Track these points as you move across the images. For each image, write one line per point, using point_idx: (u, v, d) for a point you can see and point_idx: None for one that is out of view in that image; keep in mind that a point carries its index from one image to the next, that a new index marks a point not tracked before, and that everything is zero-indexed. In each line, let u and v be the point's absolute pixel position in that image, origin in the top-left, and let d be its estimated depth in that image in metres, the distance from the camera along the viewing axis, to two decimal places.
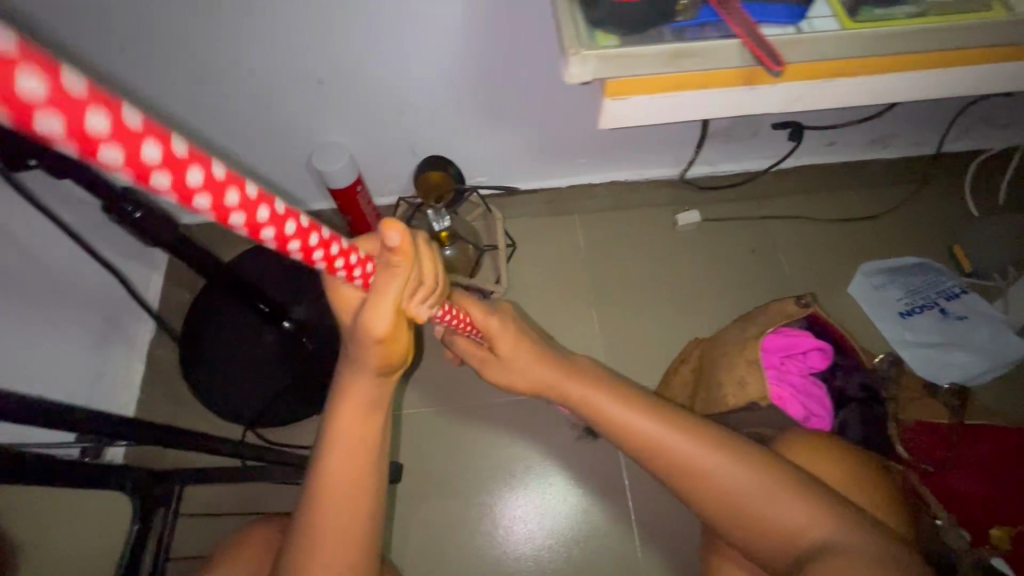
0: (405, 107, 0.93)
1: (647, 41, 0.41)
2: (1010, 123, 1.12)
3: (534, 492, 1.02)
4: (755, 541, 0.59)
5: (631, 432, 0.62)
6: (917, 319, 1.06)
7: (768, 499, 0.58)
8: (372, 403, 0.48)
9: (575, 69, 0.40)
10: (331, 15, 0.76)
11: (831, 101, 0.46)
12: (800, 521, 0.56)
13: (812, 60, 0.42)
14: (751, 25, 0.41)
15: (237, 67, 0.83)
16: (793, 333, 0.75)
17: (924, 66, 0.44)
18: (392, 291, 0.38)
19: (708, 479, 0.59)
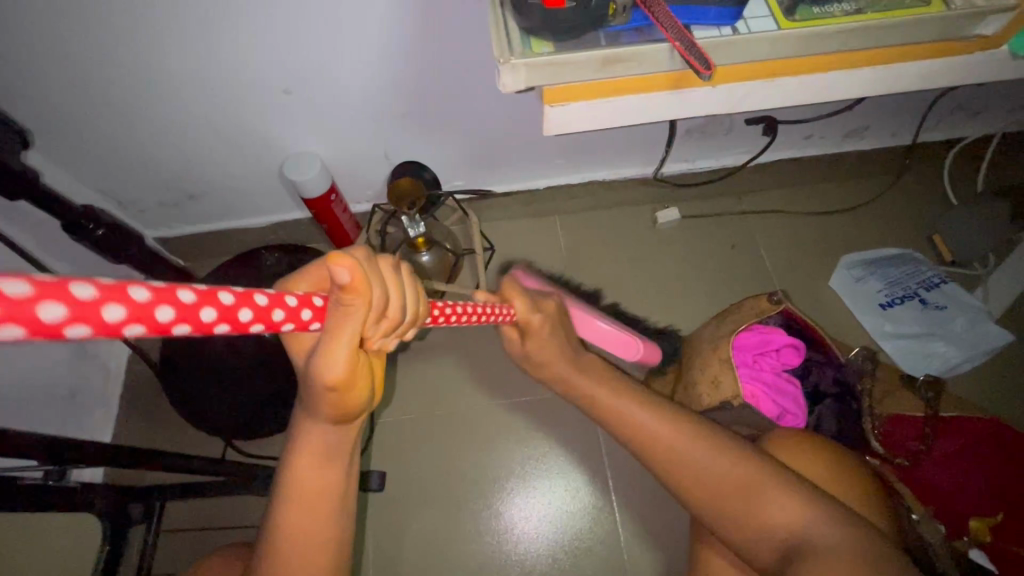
0: (374, 113, 0.93)
1: (578, 48, 0.40)
2: (985, 111, 1.11)
3: (521, 497, 1.02)
4: (740, 539, 0.57)
5: (624, 421, 0.64)
6: (897, 310, 1.06)
7: (751, 493, 0.57)
8: (332, 447, 0.46)
9: (508, 78, 0.40)
10: (292, 24, 0.75)
11: (772, 103, 0.47)
12: (781, 514, 0.55)
13: (742, 61, 0.43)
14: (683, 29, 0.38)
15: (203, 80, 0.83)
16: (765, 330, 0.74)
17: (858, 64, 0.44)
18: (352, 328, 0.37)
19: (690, 469, 0.59)
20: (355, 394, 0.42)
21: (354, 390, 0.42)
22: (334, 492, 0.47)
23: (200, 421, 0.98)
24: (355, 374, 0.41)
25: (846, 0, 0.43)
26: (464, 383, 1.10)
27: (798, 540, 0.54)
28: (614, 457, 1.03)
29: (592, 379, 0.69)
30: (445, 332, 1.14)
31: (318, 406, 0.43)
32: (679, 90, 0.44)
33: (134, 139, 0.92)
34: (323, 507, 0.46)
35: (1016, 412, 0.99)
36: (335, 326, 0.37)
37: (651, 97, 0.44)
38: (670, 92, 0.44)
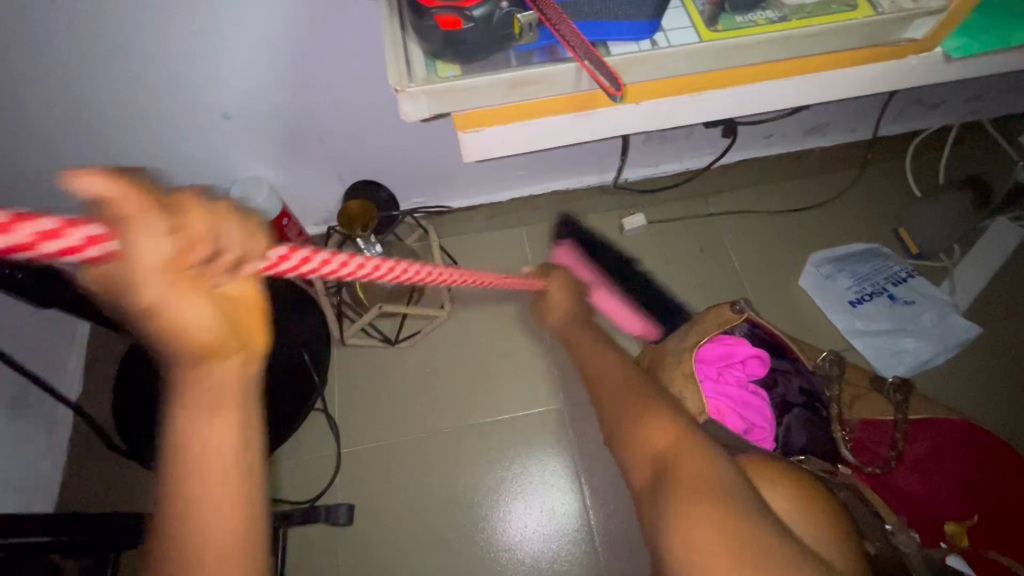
0: (323, 133, 0.89)
1: (484, 72, 0.37)
2: (941, 103, 1.12)
3: (497, 520, 0.98)
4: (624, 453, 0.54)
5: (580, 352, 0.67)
6: (868, 307, 1.05)
7: (640, 412, 0.55)
8: (222, 399, 0.31)
9: (408, 107, 0.37)
10: (224, 47, 0.72)
11: (703, 117, 0.45)
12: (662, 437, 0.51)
13: (658, 75, 0.41)
14: (590, 46, 0.35)
15: (136, 110, 0.79)
16: (727, 341, 0.73)
17: (782, 76, 0.43)
18: (153, 257, 0.24)
19: (603, 380, 0.61)
20: (224, 333, 0.30)
21: (204, 334, 0.28)
22: (238, 492, 0.32)
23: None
24: (190, 314, 0.27)
25: (769, 8, 0.41)
26: (434, 405, 1.06)
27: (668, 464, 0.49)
28: (591, 473, 1.00)
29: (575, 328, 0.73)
30: (413, 353, 1.10)
31: (173, 366, 0.30)
32: (585, 113, 0.42)
33: (67, 172, 0.87)
34: (224, 511, 0.32)
35: (987, 404, 0.99)
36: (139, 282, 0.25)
37: (556, 121, 0.41)
38: (575, 114, 0.42)
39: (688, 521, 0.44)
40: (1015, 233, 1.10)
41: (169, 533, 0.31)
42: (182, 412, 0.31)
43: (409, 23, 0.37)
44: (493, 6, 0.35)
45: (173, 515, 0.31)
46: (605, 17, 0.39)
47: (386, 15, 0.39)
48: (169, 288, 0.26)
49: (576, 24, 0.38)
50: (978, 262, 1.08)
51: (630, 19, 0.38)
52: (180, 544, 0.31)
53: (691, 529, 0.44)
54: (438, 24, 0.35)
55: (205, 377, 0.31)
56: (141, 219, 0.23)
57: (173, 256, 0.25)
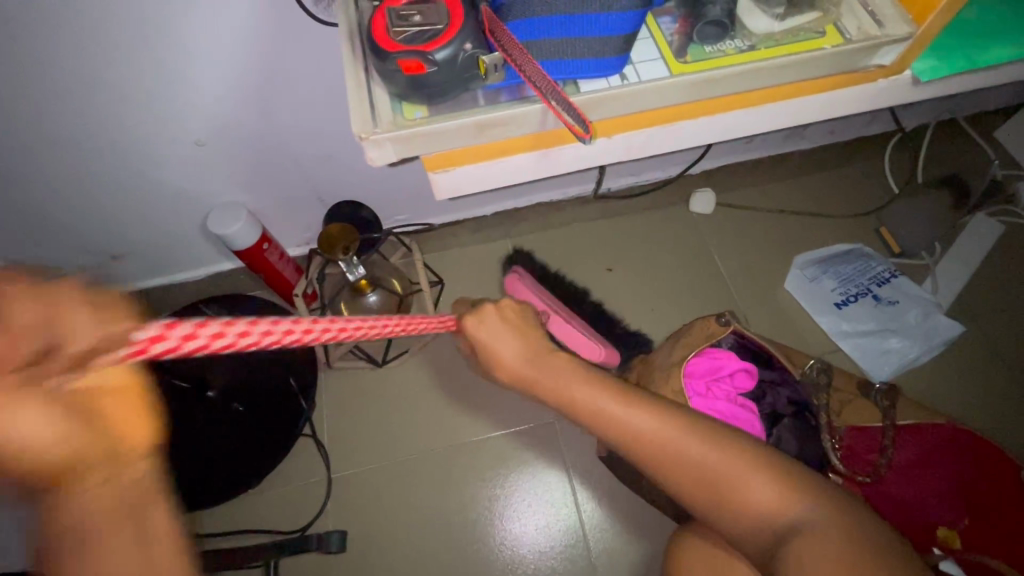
0: (302, 157, 0.89)
1: (450, 114, 0.37)
2: (914, 103, 1.14)
3: (493, 540, 0.97)
4: (728, 524, 0.48)
5: (620, 431, 0.51)
6: (853, 308, 1.05)
7: (733, 475, 0.47)
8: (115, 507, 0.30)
9: (375, 153, 0.37)
10: (197, 76, 0.71)
11: (675, 145, 0.45)
12: (771, 498, 0.46)
13: (625, 112, 0.40)
14: (554, 86, 0.35)
15: (111, 140, 0.77)
16: (715, 355, 0.73)
17: (754, 103, 0.42)
18: None
19: (669, 447, 0.50)
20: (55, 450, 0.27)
21: (49, 450, 0.27)
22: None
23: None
24: (29, 429, 0.25)
25: (737, 37, 0.41)
26: (425, 423, 1.05)
27: (784, 523, 0.45)
28: (585, 486, 1.00)
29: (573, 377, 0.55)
30: (400, 373, 1.09)
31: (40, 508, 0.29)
32: (543, 150, 0.41)
33: (36, 207, 0.84)
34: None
35: (972, 400, 1.00)
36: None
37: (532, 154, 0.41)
38: (533, 152, 0.41)
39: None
40: (992, 229, 1.12)
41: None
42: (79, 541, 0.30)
43: (372, 65, 0.36)
44: (456, 48, 0.34)
45: None
46: (568, 55, 0.38)
47: (348, 55, 0.38)
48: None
49: (541, 63, 0.38)
50: (957, 259, 1.10)
51: (596, 55, 0.38)
52: None
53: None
54: (400, 69, 0.34)
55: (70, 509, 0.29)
56: None
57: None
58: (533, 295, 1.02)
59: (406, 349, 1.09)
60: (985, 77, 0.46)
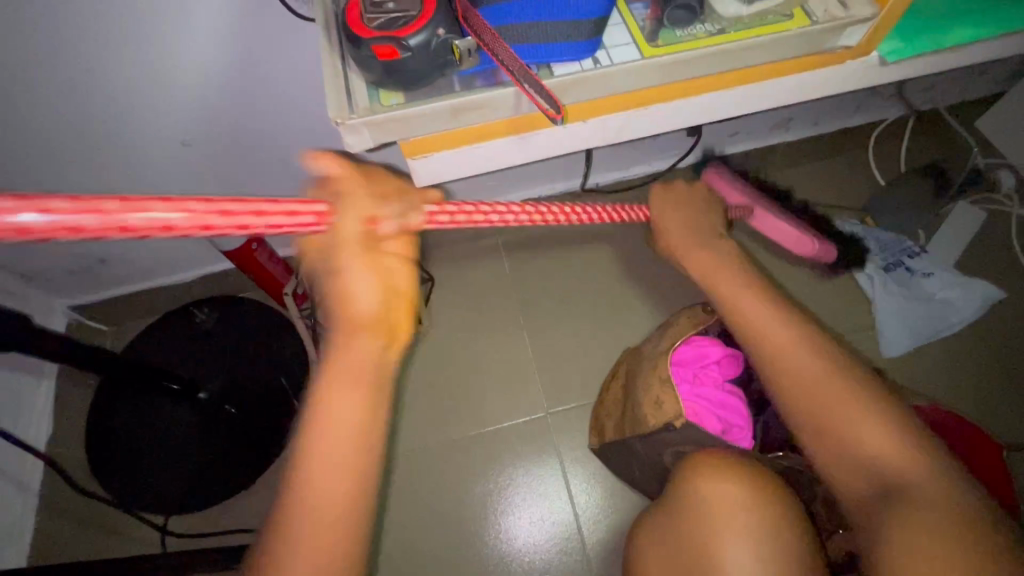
0: (289, 155, 0.89)
1: (425, 99, 0.37)
2: (896, 94, 1.16)
3: (501, 527, 0.98)
4: (830, 463, 0.52)
5: (758, 337, 0.58)
6: (895, 275, 1.07)
7: (845, 409, 0.52)
8: (364, 366, 0.40)
9: (351, 138, 0.38)
10: (182, 78, 0.71)
11: (648, 130, 0.47)
12: (881, 443, 0.49)
13: (594, 97, 0.42)
14: (527, 67, 0.35)
15: (97, 141, 0.77)
16: (701, 342, 0.75)
17: (723, 86, 0.44)
18: (348, 218, 0.39)
19: (787, 355, 0.56)
20: (369, 297, 0.40)
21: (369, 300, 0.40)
22: (357, 457, 0.40)
23: (151, 503, 0.94)
24: (364, 283, 0.40)
25: (707, 22, 0.42)
26: (419, 421, 1.05)
27: (893, 480, 0.48)
28: (579, 479, 1.00)
29: (721, 272, 0.64)
30: None
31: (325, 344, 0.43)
32: (521, 135, 0.42)
33: None
34: (354, 455, 0.40)
35: (958, 386, 1.01)
36: (337, 223, 0.39)
37: (504, 140, 0.42)
38: (511, 138, 0.42)
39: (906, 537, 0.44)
40: (975, 216, 1.14)
41: (294, 483, 0.39)
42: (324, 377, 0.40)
43: (347, 53, 0.37)
44: (430, 33, 0.34)
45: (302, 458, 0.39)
46: (540, 40, 0.39)
47: (323, 43, 0.39)
48: (352, 244, 0.39)
49: (514, 47, 0.39)
50: (942, 246, 1.11)
51: (568, 39, 0.39)
52: (303, 482, 0.39)
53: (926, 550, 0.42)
54: (375, 55, 0.34)
55: (350, 351, 0.40)
56: (364, 199, 0.41)
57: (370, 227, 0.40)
58: (726, 184, 0.92)
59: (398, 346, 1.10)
60: (947, 59, 0.47)
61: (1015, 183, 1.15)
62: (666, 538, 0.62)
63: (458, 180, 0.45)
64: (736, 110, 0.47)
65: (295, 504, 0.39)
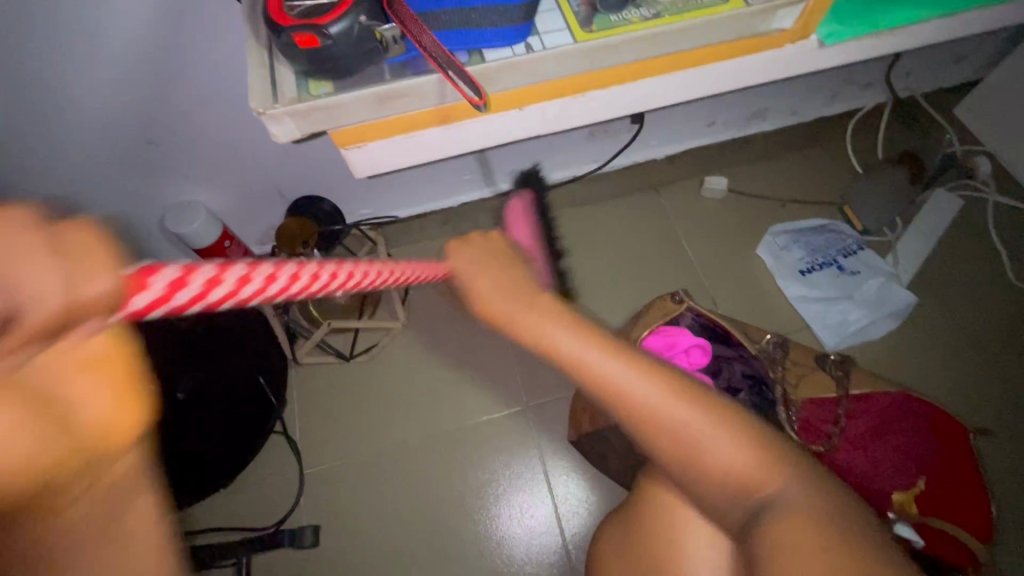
0: (258, 152, 0.88)
1: (353, 88, 0.37)
2: (872, 82, 1.16)
3: (480, 522, 0.98)
4: (697, 489, 0.44)
5: (604, 389, 0.42)
6: (818, 276, 1.06)
7: (698, 435, 0.42)
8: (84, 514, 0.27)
9: (276, 129, 0.37)
10: (139, 75, 0.70)
11: (591, 117, 0.47)
12: (737, 464, 0.42)
13: (530, 83, 0.41)
14: (449, 53, 0.35)
15: (57, 141, 0.76)
16: (670, 331, 0.75)
17: (661, 72, 0.44)
18: None
19: (625, 397, 0.42)
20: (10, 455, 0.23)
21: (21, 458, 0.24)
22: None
23: None
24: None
25: (643, 6, 0.41)
26: (399, 417, 1.05)
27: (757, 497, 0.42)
28: (559, 472, 1.00)
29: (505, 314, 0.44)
30: (371, 368, 1.09)
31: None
32: (451, 125, 0.42)
33: None
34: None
35: (935, 371, 1.02)
36: None
37: (438, 130, 0.42)
38: (443, 126, 0.42)
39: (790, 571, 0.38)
40: (951, 203, 1.14)
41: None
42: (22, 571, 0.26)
43: (273, 44, 0.37)
44: (352, 21, 0.34)
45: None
46: (469, 27, 0.38)
47: (250, 33, 0.38)
48: None
49: (443, 34, 0.38)
50: (918, 234, 1.12)
51: (498, 26, 0.38)
52: None
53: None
54: (297, 44, 0.34)
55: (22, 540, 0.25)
56: None
57: (102, 307, 0.21)
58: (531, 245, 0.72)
59: (376, 342, 1.10)
60: (884, 42, 0.48)
61: (991, 169, 1.15)
62: (634, 523, 0.62)
63: (398, 170, 0.45)
64: (678, 96, 0.47)
65: None
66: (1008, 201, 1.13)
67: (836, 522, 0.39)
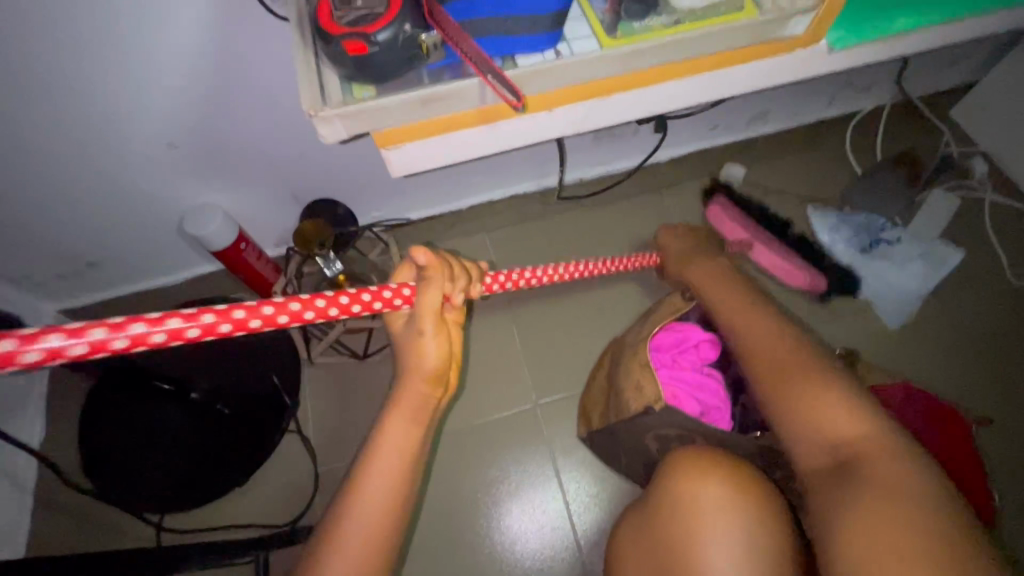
0: (275, 157, 0.90)
1: (396, 92, 0.40)
2: (870, 86, 1.19)
3: (495, 517, 0.99)
4: (801, 445, 0.56)
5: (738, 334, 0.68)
6: (878, 253, 1.08)
7: (810, 390, 0.57)
8: (416, 413, 0.55)
9: (325, 129, 0.40)
10: (166, 82, 0.73)
11: (613, 118, 0.49)
12: (846, 428, 0.53)
13: (559, 86, 0.44)
14: (489, 60, 0.38)
15: (83, 147, 0.78)
16: (679, 327, 0.79)
17: (681, 75, 0.46)
18: (431, 291, 0.52)
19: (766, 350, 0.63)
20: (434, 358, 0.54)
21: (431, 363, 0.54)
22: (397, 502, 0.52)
23: (140, 505, 0.95)
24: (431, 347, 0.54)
25: (663, 14, 0.44)
26: None
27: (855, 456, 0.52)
28: (570, 470, 1.02)
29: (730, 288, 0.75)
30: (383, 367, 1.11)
31: (417, 373, 0.55)
32: (489, 124, 0.45)
33: (10, 217, 0.85)
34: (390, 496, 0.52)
35: (935, 367, 1.04)
36: (419, 304, 0.52)
37: (473, 129, 0.45)
38: (481, 127, 0.45)
39: (865, 522, 0.46)
40: (949, 203, 1.17)
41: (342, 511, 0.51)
42: (379, 433, 0.54)
43: (320, 51, 0.39)
44: (397, 29, 0.36)
45: (351, 504, 0.51)
46: (502, 34, 0.41)
47: (297, 42, 0.41)
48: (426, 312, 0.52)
49: (480, 41, 0.41)
50: (916, 233, 1.14)
51: (530, 33, 0.41)
52: (348, 513, 0.51)
53: (867, 533, 0.46)
54: (346, 50, 0.37)
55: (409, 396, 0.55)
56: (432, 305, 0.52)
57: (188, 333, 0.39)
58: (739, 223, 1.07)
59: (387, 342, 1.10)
60: (888, 47, 0.50)
61: (987, 169, 1.18)
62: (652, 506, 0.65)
63: (432, 168, 0.48)
64: (695, 98, 0.49)
65: (332, 547, 0.50)
66: (1003, 202, 1.16)
67: None
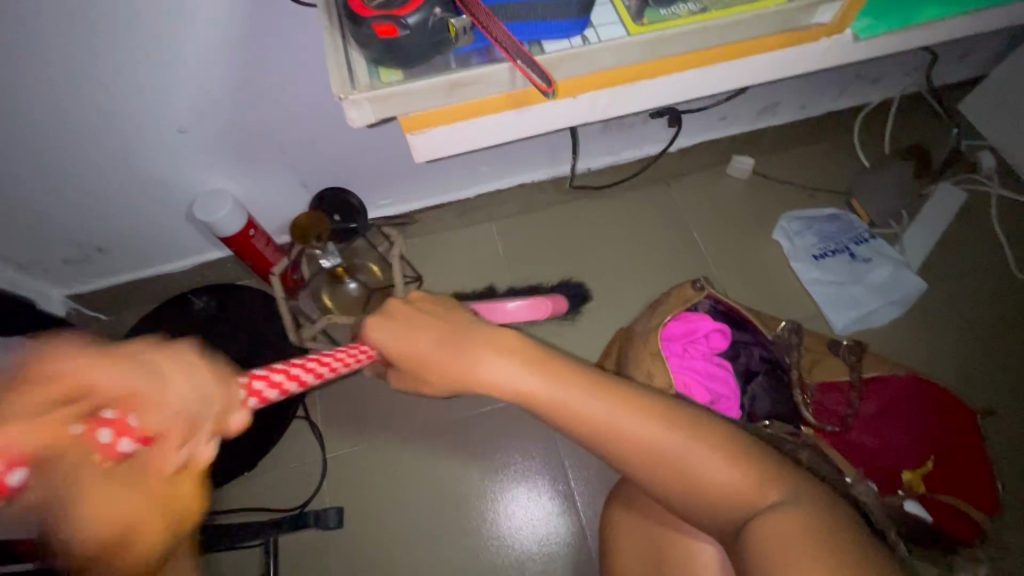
0: (282, 143, 0.89)
1: (424, 76, 0.40)
2: (879, 78, 1.17)
3: (498, 506, 1.00)
4: (693, 511, 0.49)
5: (586, 423, 0.49)
6: (829, 262, 1.10)
7: (684, 458, 0.48)
8: None
9: (353, 113, 0.40)
10: (177, 66, 0.72)
11: (636, 107, 0.49)
12: (731, 483, 0.47)
13: (586, 72, 0.44)
14: (521, 46, 0.38)
15: (91, 130, 0.78)
16: (690, 317, 0.79)
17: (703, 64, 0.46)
18: None
19: (627, 439, 0.48)
20: None
21: None
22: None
23: None
24: None
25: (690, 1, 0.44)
26: (417, 404, 1.07)
27: (752, 509, 0.46)
28: (573, 459, 1.03)
29: (557, 380, 0.50)
30: None
31: None
32: (521, 108, 0.45)
33: (18, 201, 0.85)
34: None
35: (940, 360, 1.05)
36: None
37: (501, 116, 0.45)
38: (512, 111, 0.45)
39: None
40: (956, 197, 1.17)
41: None
42: None
43: (349, 33, 0.39)
44: (427, 12, 0.37)
45: None
46: (533, 19, 0.41)
47: (325, 25, 0.41)
48: None
49: (508, 25, 0.41)
50: (923, 226, 1.14)
51: (560, 18, 0.41)
52: None
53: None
54: (376, 33, 0.37)
55: None
56: None
57: None
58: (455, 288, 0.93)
59: None
60: (909, 37, 0.50)
61: (995, 164, 1.18)
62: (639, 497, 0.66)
63: (455, 154, 0.48)
64: (717, 87, 0.49)
65: None
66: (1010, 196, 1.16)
67: (852, 536, 0.43)
